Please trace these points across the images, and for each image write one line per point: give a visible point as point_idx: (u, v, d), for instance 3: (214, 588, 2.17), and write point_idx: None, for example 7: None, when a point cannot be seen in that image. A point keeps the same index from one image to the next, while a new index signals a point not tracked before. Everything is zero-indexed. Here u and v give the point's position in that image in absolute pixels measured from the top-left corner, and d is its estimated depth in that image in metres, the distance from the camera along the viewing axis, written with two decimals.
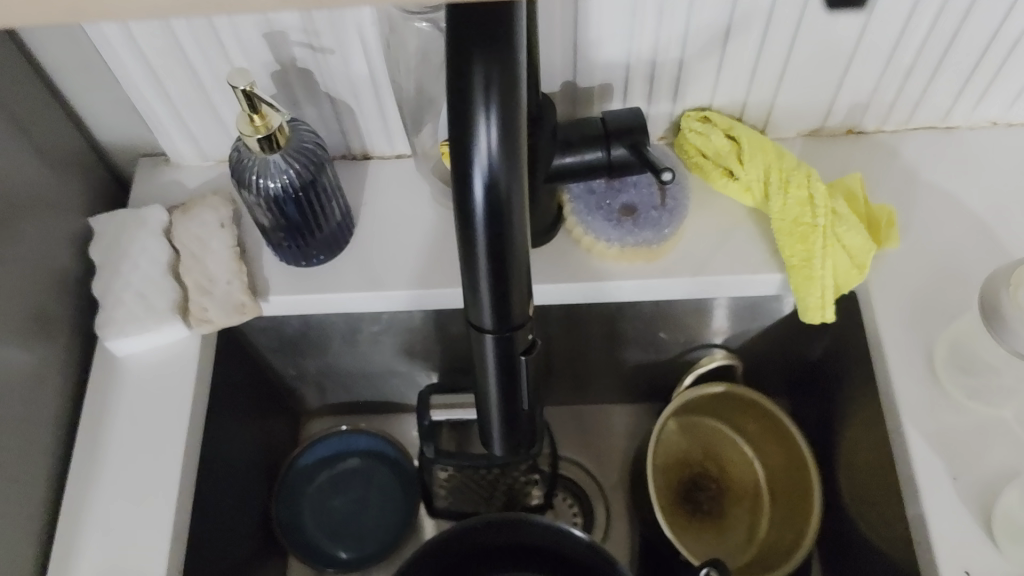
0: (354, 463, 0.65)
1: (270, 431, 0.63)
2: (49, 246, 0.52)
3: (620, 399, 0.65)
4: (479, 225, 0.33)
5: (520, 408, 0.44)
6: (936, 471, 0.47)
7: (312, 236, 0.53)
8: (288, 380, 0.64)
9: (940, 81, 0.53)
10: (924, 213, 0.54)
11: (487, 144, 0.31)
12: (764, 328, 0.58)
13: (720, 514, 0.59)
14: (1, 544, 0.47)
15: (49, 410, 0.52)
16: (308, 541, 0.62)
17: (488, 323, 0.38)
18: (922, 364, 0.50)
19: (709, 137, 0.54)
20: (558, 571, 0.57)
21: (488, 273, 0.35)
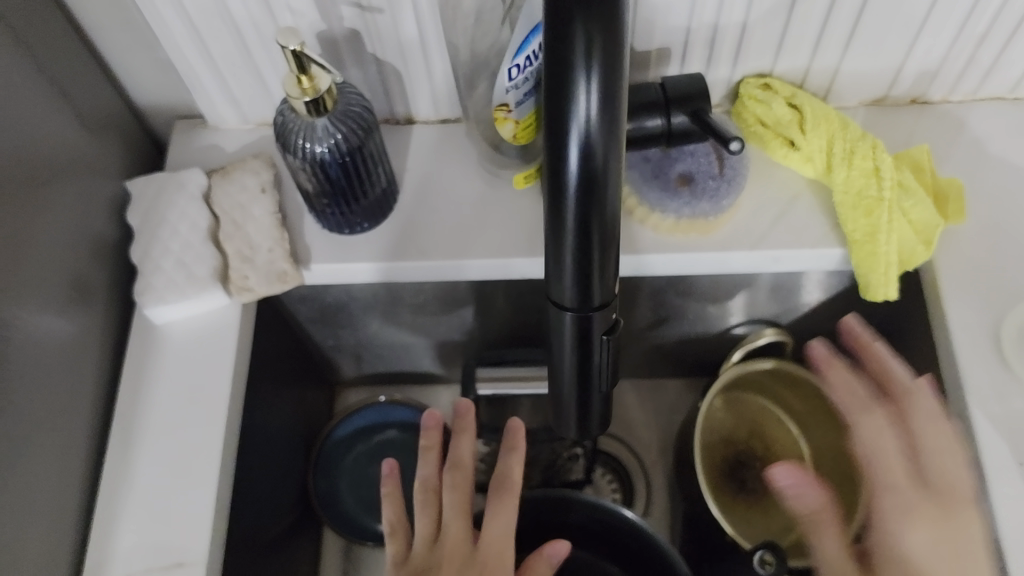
0: (393, 435, 0.64)
1: (306, 401, 0.62)
2: (86, 210, 0.51)
3: (662, 375, 0.64)
4: (571, 194, 0.34)
5: (585, 385, 0.43)
6: (1003, 456, 0.46)
7: (356, 203, 0.51)
8: (324, 350, 0.62)
9: (1016, 49, 0.50)
10: (992, 188, 0.52)
11: (585, 110, 0.32)
12: (817, 304, 0.56)
13: (766, 495, 0.55)
14: (47, 511, 0.46)
15: (89, 378, 0.51)
16: (346, 514, 0.62)
17: (570, 302, 0.38)
18: (987, 345, 0.48)
19: (771, 105, 0.51)
20: (600, 550, 0.55)
21: (576, 246, 0.35)
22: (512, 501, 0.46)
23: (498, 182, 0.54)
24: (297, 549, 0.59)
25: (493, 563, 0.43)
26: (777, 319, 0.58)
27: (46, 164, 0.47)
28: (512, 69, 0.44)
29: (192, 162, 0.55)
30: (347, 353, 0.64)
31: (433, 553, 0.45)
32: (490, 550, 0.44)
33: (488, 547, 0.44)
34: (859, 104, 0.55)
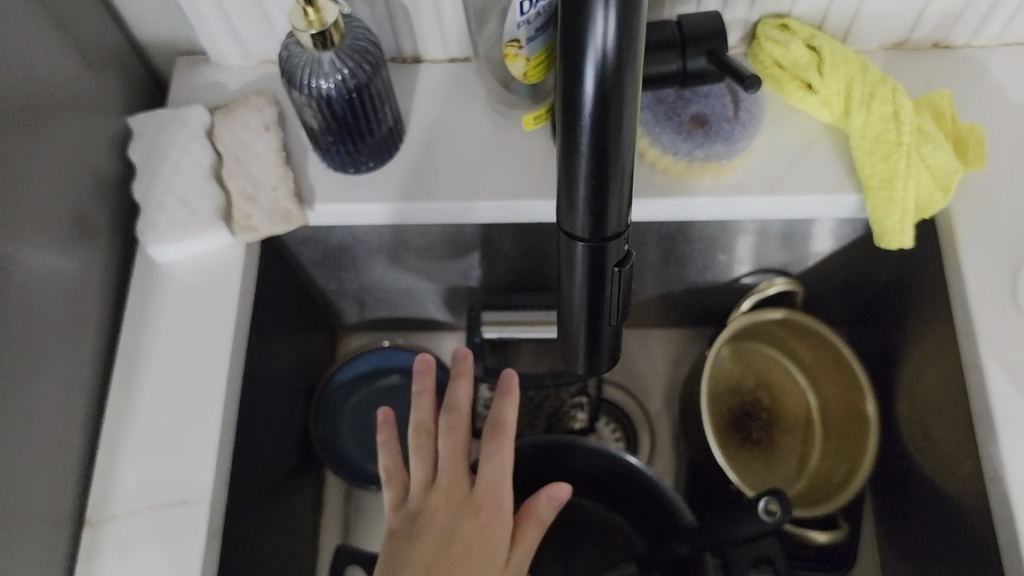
0: (395, 380, 0.64)
1: (309, 346, 0.62)
2: (88, 145, 0.50)
3: (668, 327, 0.64)
4: (584, 120, 0.33)
5: (595, 319, 0.42)
6: (1016, 410, 0.45)
7: (362, 141, 0.50)
8: (327, 295, 0.62)
9: None
10: (1014, 136, 0.50)
11: (602, 30, 0.30)
12: (827, 255, 0.55)
13: (769, 444, 0.55)
14: (52, 447, 0.46)
15: (93, 318, 0.50)
16: (347, 459, 0.61)
17: (582, 232, 0.37)
18: (1004, 294, 0.47)
19: (789, 46, 0.50)
20: (598, 496, 0.55)
21: (588, 173, 0.34)
22: (506, 445, 0.46)
23: (507, 122, 0.53)
24: (300, 493, 0.59)
25: (489, 502, 0.44)
26: (787, 268, 0.57)
27: (45, 100, 0.46)
28: (524, 2, 0.43)
29: (194, 99, 0.54)
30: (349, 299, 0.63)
31: (429, 495, 0.45)
32: (485, 490, 0.44)
33: (483, 487, 0.45)
34: (878, 48, 0.53)
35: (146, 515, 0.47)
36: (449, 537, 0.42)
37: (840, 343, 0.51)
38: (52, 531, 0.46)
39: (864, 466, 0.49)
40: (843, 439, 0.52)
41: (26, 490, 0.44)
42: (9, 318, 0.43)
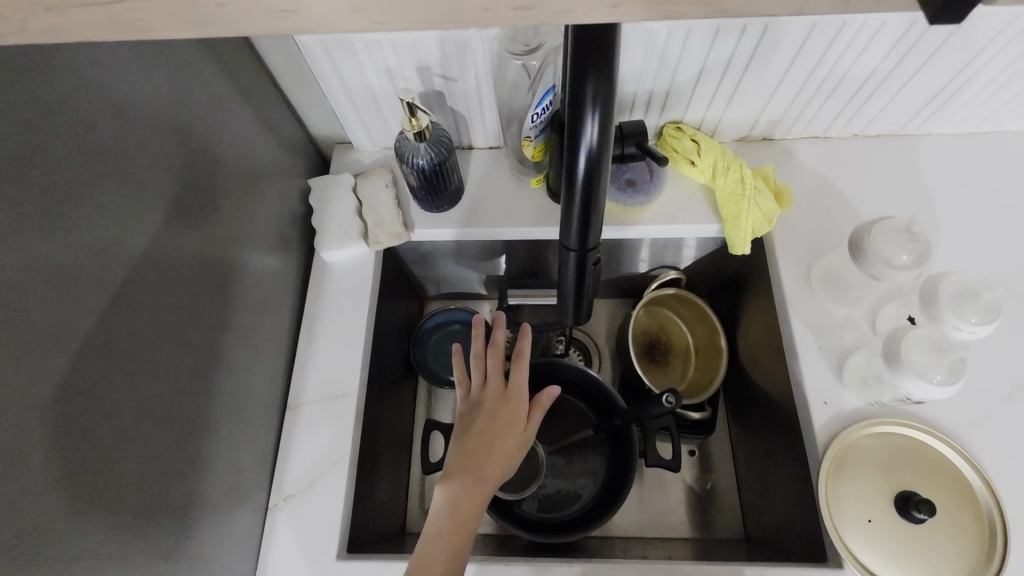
0: (458, 327, 1.09)
1: (408, 308, 1.08)
2: (284, 194, 0.90)
3: (616, 297, 1.11)
4: (576, 190, 0.50)
5: (580, 292, 0.68)
6: (809, 344, 0.80)
7: (441, 193, 0.89)
8: (420, 279, 1.07)
9: (828, 106, 0.86)
10: (809, 189, 0.90)
11: (589, 136, 0.46)
12: (700, 256, 0.98)
13: (666, 362, 1.01)
14: (272, 359, 0.85)
15: (289, 290, 0.90)
16: (431, 371, 1.07)
17: (572, 247, 0.58)
18: (800, 277, 0.84)
19: (681, 140, 0.88)
20: (573, 392, 1.01)
21: (578, 220, 0.54)
22: (525, 364, 0.80)
23: (522, 182, 0.93)
24: (393, 398, 0.99)
25: (516, 394, 0.78)
26: (679, 264, 1.01)
27: (270, 176, 0.86)
28: (533, 116, 0.77)
29: (346, 169, 0.99)
30: (431, 281, 1.09)
31: (482, 392, 0.79)
32: (513, 388, 0.78)
33: (513, 387, 0.79)
34: (733, 140, 0.95)
35: (325, 399, 0.86)
36: (493, 413, 0.76)
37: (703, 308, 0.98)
38: (269, 405, 0.83)
39: (715, 375, 0.95)
40: (705, 360, 0.99)
41: (269, 382, 0.84)
42: (243, 293, 0.79)
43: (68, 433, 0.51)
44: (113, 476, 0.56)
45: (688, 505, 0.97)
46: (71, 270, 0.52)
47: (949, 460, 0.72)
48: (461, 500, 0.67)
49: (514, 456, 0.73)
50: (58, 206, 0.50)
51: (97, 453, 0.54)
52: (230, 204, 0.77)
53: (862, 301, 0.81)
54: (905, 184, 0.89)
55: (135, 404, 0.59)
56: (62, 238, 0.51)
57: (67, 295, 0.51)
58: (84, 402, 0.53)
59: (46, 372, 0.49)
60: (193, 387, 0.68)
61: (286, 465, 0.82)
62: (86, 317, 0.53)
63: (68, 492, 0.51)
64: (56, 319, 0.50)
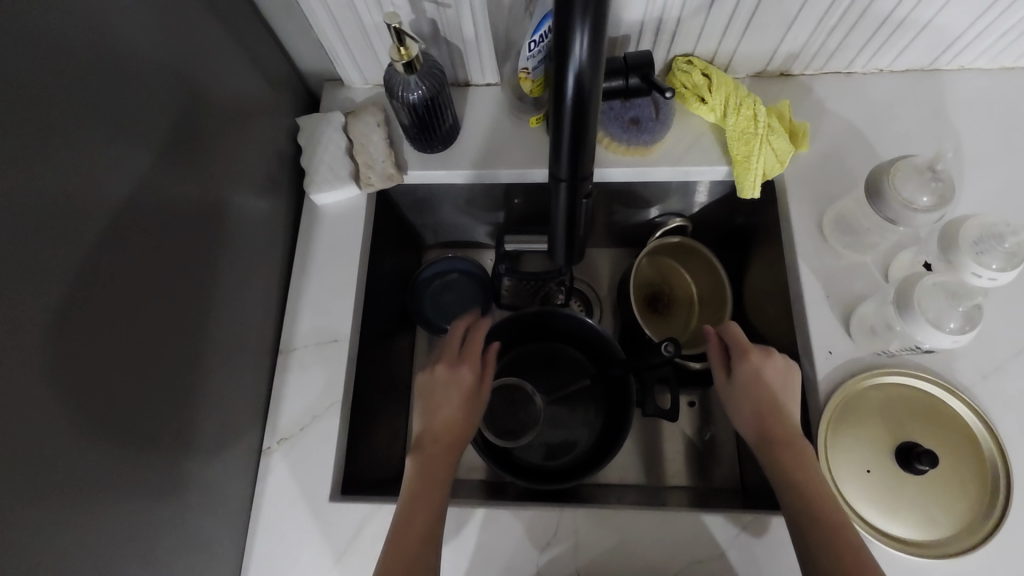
0: (456, 276, 1.11)
1: (407, 256, 1.10)
2: (272, 133, 0.86)
3: (615, 247, 1.12)
4: (565, 111, 0.46)
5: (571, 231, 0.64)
6: (816, 292, 0.76)
7: (435, 133, 0.85)
8: (416, 227, 1.09)
9: (853, 35, 0.79)
10: (826, 128, 0.84)
11: (578, 53, 0.42)
12: (703, 202, 0.95)
13: (668, 313, 1.05)
14: (263, 304, 0.83)
15: (280, 234, 0.88)
16: (427, 319, 1.08)
17: (562, 177, 0.53)
18: (810, 222, 0.80)
19: (690, 74, 0.83)
20: (569, 338, 1.01)
21: (567, 150, 0.50)
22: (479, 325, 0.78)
23: (520, 122, 0.90)
24: (392, 343, 1.01)
25: (470, 354, 0.76)
26: (684, 211, 0.99)
27: (255, 112, 0.82)
28: (531, 44, 0.71)
29: (338, 108, 0.95)
30: (429, 230, 1.11)
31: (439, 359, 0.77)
32: (468, 350, 0.76)
33: (467, 349, 0.76)
34: (747, 76, 0.89)
35: (318, 344, 0.84)
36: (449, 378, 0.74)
37: (710, 257, 0.98)
38: (262, 351, 0.82)
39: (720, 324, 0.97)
40: (708, 310, 1.01)
41: (259, 326, 0.82)
42: (229, 235, 0.76)
43: (62, 374, 0.50)
44: (113, 414, 0.56)
45: (686, 456, 1.01)
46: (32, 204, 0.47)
47: (954, 409, 0.69)
48: (432, 468, 0.67)
49: (475, 414, 0.73)
50: (28, 137, 0.47)
51: (91, 394, 0.53)
52: (215, 140, 0.73)
53: (874, 248, 0.77)
54: (930, 123, 0.83)
55: (132, 345, 0.59)
56: (32, 172, 0.47)
57: (37, 236, 0.48)
58: (74, 345, 0.51)
59: (26, 315, 0.47)
60: (186, 331, 0.67)
61: (280, 408, 0.82)
62: (73, 255, 0.51)
63: (71, 427, 0.51)
64: (26, 257, 0.47)
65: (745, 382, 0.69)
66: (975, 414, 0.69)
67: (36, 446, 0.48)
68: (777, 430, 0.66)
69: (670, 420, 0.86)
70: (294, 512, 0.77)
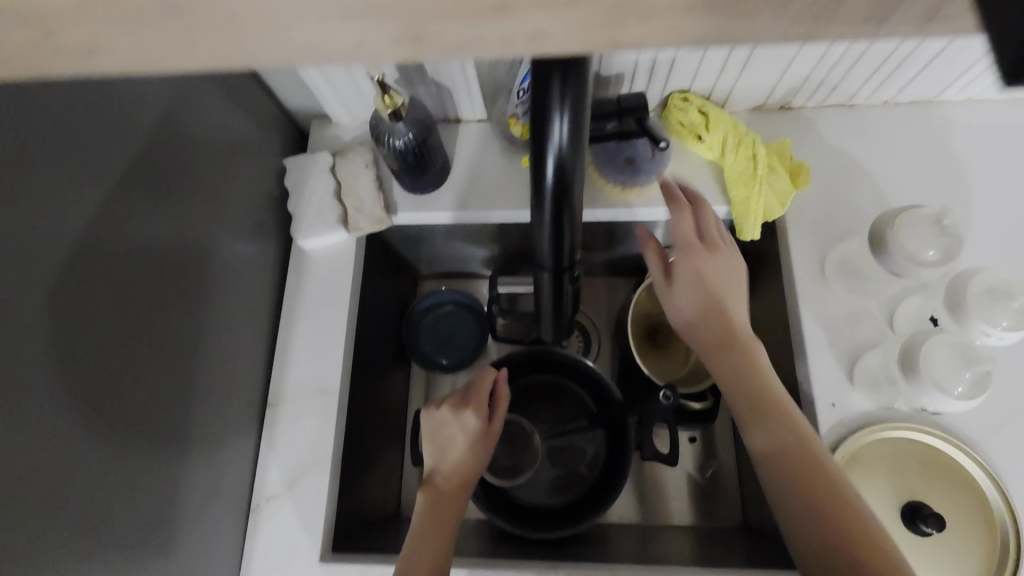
0: (450, 309, 1.08)
1: (401, 289, 1.08)
2: (259, 175, 0.84)
3: (614, 276, 1.09)
4: (546, 198, 0.43)
5: (558, 314, 0.61)
6: (820, 339, 0.73)
7: (424, 175, 0.83)
8: (410, 260, 1.07)
9: (855, 71, 0.76)
10: (829, 164, 0.81)
11: (558, 136, 0.39)
12: None
13: (667, 346, 1.01)
14: (251, 354, 0.81)
15: (268, 278, 0.86)
16: (422, 353, 1.06)
17: (546, 263, 0.51)
18: (813, 265, 0.76)
19: (686, 112, 0.80)
20: (567, 373, 0.99)
21: (549, 235, 0.47)
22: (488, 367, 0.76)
23: (512, 160, 0.88)
24: (386, 382, 0.99)
25: (478, 397, 0.73)
26: None
27: (240, 157, 0.80)
28: (518, 92, 0.70)
29: (326, 146, 0.93)
30: (423, 262, 1.09)
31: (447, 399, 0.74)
32: (477, 392, 0.73)
33: (476, 392, 0.74)
34: (746, 109, 0.86)
35: (308, 394, 0.82)
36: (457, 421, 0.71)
37: None
38: (250, 403, 0.80)
39: None
40: None
41: (246, 377, 0.80)
42: (214, 292, 0.74)
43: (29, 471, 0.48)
44: (91, 499, 0.54)
45: (687, 493, 0.99)
46: None
47: (964, 467, 0.67)
48: (440, 508, 0.65)
49: (483, 458, 0.69)
50: None
51: (67, 480, 0.52)
52: (197, 192, 0.71)
53: (880, 294, 0.74)
54: (937, 159, 0.80)
55: (111, 423, 0.57)
56: None
57: None
58: (47, 430, 0.50)
59: None
60: (171, 393, 0.66)
61: (269, 461, 0.80)
62: (44, 337, 0.49)
63: (46, 520, 0.50)
64: None
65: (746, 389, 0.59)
66: (987, 475, 0.66)
67: (12, 540, 0.46)
68: (783, 444, 0.57)
69: (669, 464, 0.84)
70: (287, 569, 0.76)
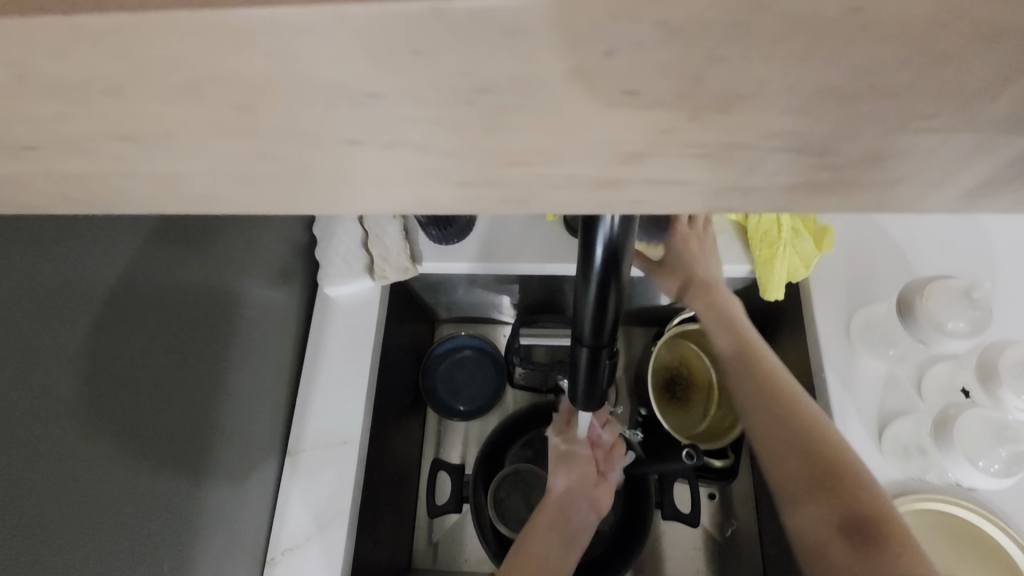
0: (469, 354, 1.08)
1: (419, 333, 1.09)
2: (289, 226, 0.86)
3: (632, 326, 1.09)
4: (592, 280, 0.44)
5: (592, 394, 0.60)
6: (846, 405, 0.72)
7: (451, 228, 0.85)
8: (430, 304, 1.07)
9: None
10: (852, 228, 0.82)
11: (609, 222, 0.40)
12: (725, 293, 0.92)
13: (687, 399, 1.01)
14: (275, 401, 0.81)
15: (292, 325, 0.86)
16: (439, 398, 1.06)
17: (586, 342, 0.51)
18: (838, 330, 0.76)
19: None
20: None
21: (591, 311, 0.48)
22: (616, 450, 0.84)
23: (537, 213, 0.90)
24: (403, 429, 0.99)
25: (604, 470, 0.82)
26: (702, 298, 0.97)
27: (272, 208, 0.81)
28: None
29: None
30: (442, 307, 1.09)
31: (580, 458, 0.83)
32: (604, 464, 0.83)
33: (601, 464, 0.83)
34: None
35: (328, 444, 0.82)
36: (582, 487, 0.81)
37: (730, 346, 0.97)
38: (270, 453, 0.80)
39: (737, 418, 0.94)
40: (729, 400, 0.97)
41: (269, 424, 0.80)
42: (243, 345, 0.75)
43: (64, 534, 0.48)
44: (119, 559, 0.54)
45: (704, 552, 0.97)
46: (35, 367, 0.46)
47: (1001, 543, 0.65)
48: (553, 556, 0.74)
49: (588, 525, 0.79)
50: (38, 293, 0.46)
51: (99, 541, 0.52)
52: (230, 245, 0.72)
53: (905, 360, 0.73)
54: (961, 224, 0.80)
55: (142, 480, 0.57)
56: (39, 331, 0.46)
57: (42, 400, 0.46)
58: (71, 488, 0.49)
59: (28, 485, 0.45)
60: (199, 444, 0.66)
61: (287, 511, 0.80)
62: (75, 391, 0.49)
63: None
64: (29, 424, 0.45)
65: (787, 440, 0.59)
66: None
67: None
68: (828, 497, 0.54)
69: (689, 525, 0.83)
70: None
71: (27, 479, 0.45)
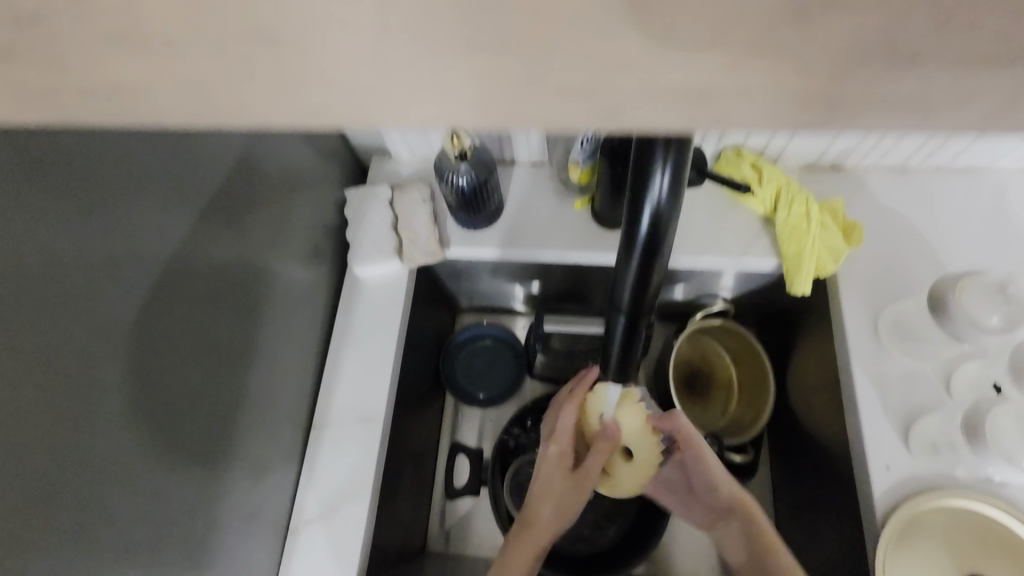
0: (489, 343, 1.09)
1: (441, 321, 1.10)
2: (321, 205, 0.88)
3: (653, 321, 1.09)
4: (637, 250, 0.45)
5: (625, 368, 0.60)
6: (872, 400, 0.71)
7: (480, 213, 0.86)
8: (452, 292, 1.08)
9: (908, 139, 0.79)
10: (881, 224, 0.82)
11: (658, 189, 0.41)
12: (750, 289, 0.92)
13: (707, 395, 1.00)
14: (301, 376, 0.83)
15: (319, 303, 0.88)
16: (458, 385, 1.07)
17: (624, 310, 0.52)
18: (866, 325, 0.76)
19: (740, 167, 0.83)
20: None
21: (632, 280, 0.48)
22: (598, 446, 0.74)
23: (564, 202, 0.90)
24: (422, 413, 1.00)
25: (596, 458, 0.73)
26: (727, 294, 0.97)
27: (307, 187, 0.83)
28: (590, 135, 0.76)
29: (385, 179, 0.96)
30: (464, 295, 1.10)
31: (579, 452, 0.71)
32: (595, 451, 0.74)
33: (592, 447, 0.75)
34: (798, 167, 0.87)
35: (352, 421, 0.83)
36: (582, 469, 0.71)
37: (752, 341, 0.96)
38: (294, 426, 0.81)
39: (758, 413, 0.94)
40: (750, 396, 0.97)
41: (296, 397, 0.81)
42: (275, 316, 0.76)
43: (107, 481, 0.49)
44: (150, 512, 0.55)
45: None
46: (98, 314, 0.47)
47: None
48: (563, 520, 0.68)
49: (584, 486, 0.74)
50: (105, 243, 0.48)
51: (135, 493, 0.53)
52: (267, 218, 0.74)
53: (935, 356, 0.73)
54: (994, 224, 0.80)
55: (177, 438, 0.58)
56: (104, 279, 0.48)
57: (102, 347, 0.48)
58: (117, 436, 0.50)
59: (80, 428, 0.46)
60: (230, 410, 0.68)
61: (309, 485, 0.81)
62: (128, 343, 0.51)
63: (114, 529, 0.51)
64: (88, 369, 0.47)
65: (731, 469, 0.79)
66: None
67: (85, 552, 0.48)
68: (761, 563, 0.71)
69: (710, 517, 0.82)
70: None
71: (81, 422, 0.46)
